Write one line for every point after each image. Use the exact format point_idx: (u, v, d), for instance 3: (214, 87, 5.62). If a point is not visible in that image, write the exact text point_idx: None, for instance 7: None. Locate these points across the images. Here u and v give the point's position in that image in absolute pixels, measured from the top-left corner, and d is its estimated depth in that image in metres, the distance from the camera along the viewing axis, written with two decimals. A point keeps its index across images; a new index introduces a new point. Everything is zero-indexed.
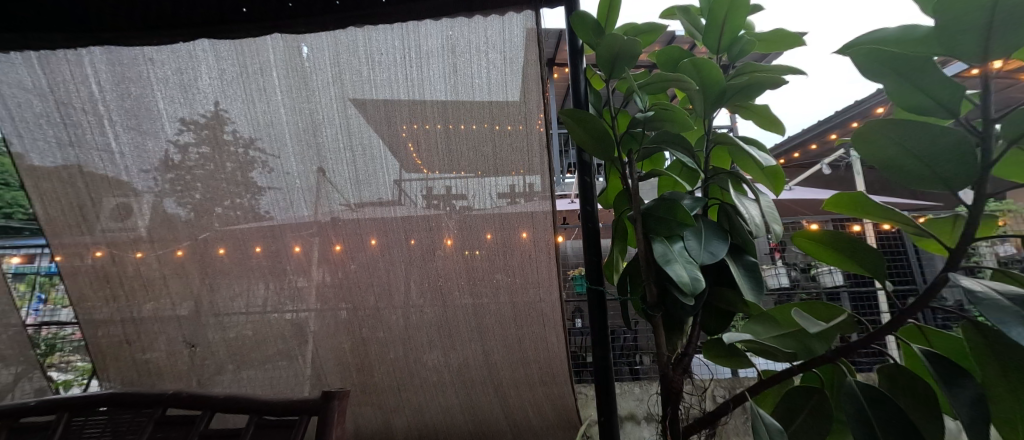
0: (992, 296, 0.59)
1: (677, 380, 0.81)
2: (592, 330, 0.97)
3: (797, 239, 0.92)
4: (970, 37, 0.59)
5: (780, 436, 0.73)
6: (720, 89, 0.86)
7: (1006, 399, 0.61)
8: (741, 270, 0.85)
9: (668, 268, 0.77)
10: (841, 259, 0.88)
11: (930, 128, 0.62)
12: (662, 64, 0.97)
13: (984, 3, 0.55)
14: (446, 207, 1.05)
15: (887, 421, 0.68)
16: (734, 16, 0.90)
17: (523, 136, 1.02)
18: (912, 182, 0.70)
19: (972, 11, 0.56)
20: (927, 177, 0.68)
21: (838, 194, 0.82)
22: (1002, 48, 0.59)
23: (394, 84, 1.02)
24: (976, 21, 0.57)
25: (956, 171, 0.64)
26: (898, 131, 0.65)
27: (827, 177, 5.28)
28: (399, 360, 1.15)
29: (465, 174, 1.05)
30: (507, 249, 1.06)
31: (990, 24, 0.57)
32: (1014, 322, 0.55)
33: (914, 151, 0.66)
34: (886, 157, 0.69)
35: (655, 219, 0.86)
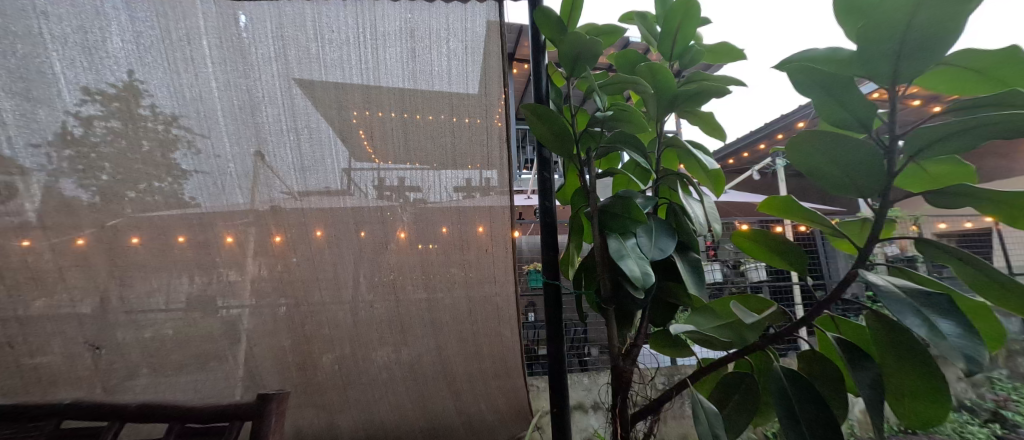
0: (893, 289, 0.69)
1: (627, 370, 0.85)
2: (547, 324, 0.98)
3: (734, 239, 1.00)
4: (882, 59, 0.67)
5: (717, 418, 0.79)
6: (672, 94, 0.91)
7: (896, 380, 0.71)
8: (684, 265, 0.91)
9: (621, 263, 0.80)
10: (771, 257, 0.97)
11: (848, 142, 0.71)
12: (619, 66, 1.01)
13: (897, 26, 0.63)
14: (400, 199, 1.01)
15: (806, 401, 0.76)
16: (687, 25, 0.96)
17: (482, 129, 1.01)
18: (829, 187, 0.80)
19: (887, 32, 0.64)
20: (844, 183, 0.77)
21: (769, 198, 0.90)
22: (907, 72, 0.68)
23: (345, 65, 0.96)
24: (887, 46, 0.66)
25: (868, 179, 0.74)
26: (824, 144, 0.73)
27: (755, 182, 5.81)
28: (345, 358, 1.09)
29: (420, 166, 1.02)
30: (464, 242, 1.04)
31: (900, 49, 0.65)
32: (910, 314, 0.64)
33: (836, 161, 0.74)
34: (812, 164, 0.78)
35: (611, 217, 0.89)
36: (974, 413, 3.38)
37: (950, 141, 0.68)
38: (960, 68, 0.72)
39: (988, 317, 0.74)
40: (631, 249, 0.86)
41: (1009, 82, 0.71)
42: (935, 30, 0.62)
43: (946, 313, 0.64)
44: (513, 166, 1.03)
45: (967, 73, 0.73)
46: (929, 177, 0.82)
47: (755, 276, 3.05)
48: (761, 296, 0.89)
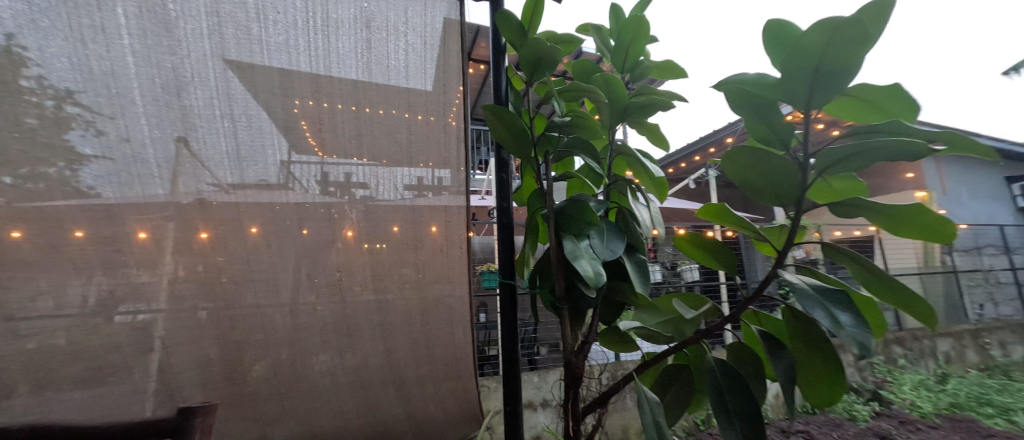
0: (804, 286, 0.79)
1: (579, 365, 0.88)
2: (502, 323, 0.99)
3: (676, 241, 1.07)
4: (800, 86, 0.77)
5: (659, 407, 0.85)
6: (624, 104, 0.96)
7: (806, 363, 0.82)
8: (632, 266, 0.97)
9: (575, 263, 0.82)
10: (707, 258, 1.06)
11: (771, 158, 0.80)
12: (576, 74, 1.05)
13: (813, 58, 0.73)
14: (346, 196, 0.96)
15: (733, 387, 0.84)
16: (638, 41, 1.02)
17: (438, 128, 1.01)
18: (755, 196, 0.89)
19: (804, 62, 0.74)
20: (766, 194, 0.87)
21: (706, 206, 0.99)
22: (820, 100, 0.78)
23: (292, 50, 0.89)
24: (805, 75, 0.75)
25: (786, 190, 0.84)
26: (753, 159, 0.81)
27: (690, 191, 6.29)
28: (282, 364, 1.01)
29: (370, 162, 0.97)
30: (417, 242, 1.02)
31: (814, 78, 0.76)
32: (820, 310, 0.74)
33: (761, 174, 0.84)
34: (742, 176, 0.87)
35: (566, 219, 0.92)
36: (858, 394, 3.93)
37: (849, 161, 0.80)
38: (856, 99, 0.85)
39: (874, 309, 0.87)
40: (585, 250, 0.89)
41: (892, 114, 0.85)
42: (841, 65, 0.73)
43: (846, 308, 0.74)
44: (470, 166, 1.04)
45: (861, 103, 0.86)
46: (833, 190, 0.95)
47: (689, 276, 3.30)
48: (697, 293, 0.98)
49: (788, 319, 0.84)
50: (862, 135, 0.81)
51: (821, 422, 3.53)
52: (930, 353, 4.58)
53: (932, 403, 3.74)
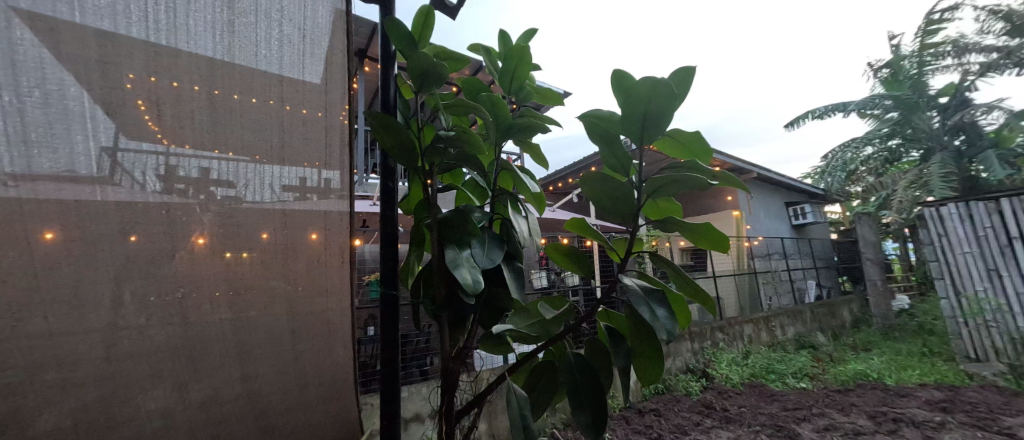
0: (636, 288, 0.93)
1: (457, 371, 0.92)
2: (382, 336, 0.94)
3: (546, 251, 1.18)
4: (633, 126, 0.92)
5: (525, 402, 0.91)
6: (508, 123, 1.02)
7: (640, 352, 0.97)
8: (510, 273, 1.00)
9: (455, 271, 0.82)
10: (569, 266, 1.19)
11: (613, 184, 0.94)
12: (466, 91, 1.07)
13: (640, 105, 0.88)
14: (199, 195, 0.76)
15: (586, 377, 0.95)
16: (522, 67, 1.10)
17: (320, 127, 0.88)
18: (605, 213, 1.03)
19: (634, 108, 0.89)
20: (613, 212, 1.01)
21: (572, 220, 1.13)
22: (650, 138, 0.94)
23: (118, 13, 0.67)
24: (636, 117, 0.90)
25: (625, 210, 0.99)
26: (598, 183, 0.95)
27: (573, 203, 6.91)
28: (89, 409, 0.75)
29: (233, 157, 0.80)
30: (290, 252, 0.87)
31: (643, 120, 0.91)
32: (645, 307, 0.89)
33: (606, 196, 0.98)
34: (593, 196, 1.00)
35: (449, 229, 0.92)
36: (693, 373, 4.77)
37: (670, 188, 0.97)
38: (672, 139, 1.03)
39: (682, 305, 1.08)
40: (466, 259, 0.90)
41: (698, 154, 1.06)
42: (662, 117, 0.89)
43: (661, 303, 0.91)
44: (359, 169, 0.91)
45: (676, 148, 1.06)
46: (658, 209, 1.13)
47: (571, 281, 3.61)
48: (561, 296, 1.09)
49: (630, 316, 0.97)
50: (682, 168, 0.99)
51: (666, 399, 4.20)
52: (740, 337, 5.80)
53: (739, 374, 4.76)
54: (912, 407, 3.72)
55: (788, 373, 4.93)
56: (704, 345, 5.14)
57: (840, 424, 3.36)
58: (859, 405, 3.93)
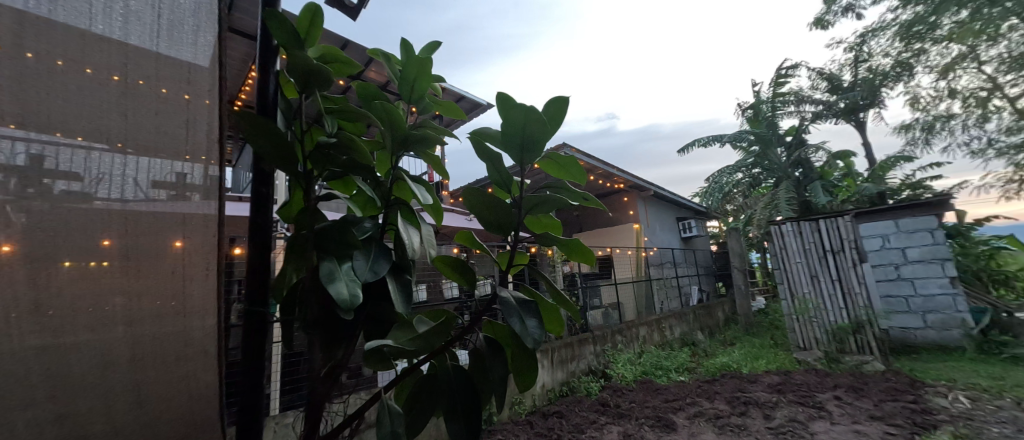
0: (510, 300, 0.94)
1: (322, 397, 0.84)
2: (242, 359, 0.81)
3: (433, 261, 1.12)
4: (513, 143, 0.98)
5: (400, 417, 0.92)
6: (402, 133, 1.02)
7: (514, 361, 1.04)
8: (396, 285, 0.97)
9: (330, 285, 0.76)
10: (455, 274, 1.11)
11: (492, 196, 0.96)
12: (361, 97, 1.07)
13: (517, 125, 0.95)
14: (31, 190, 0.51)
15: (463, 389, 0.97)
16: (422, 80, 1.12)
17: (198, 110, 0.65)
18: (490, 230, 1.01)
19: (513, 127, 0.95)
20: (495, 226, 1.00)
21: (461, 233, 1.18)
22: (529, 157, 1.00)
23: None
24: (515, 135, 0.97)
25: (506, 223, 0.98)
26: (480, 196, 0.96)
27: None
28: None
29: (77, 141, 0.55)
30: (157, 273, 0.62)
31: (521, 139, 0.97)
32: (516, 318, 0.90)
33: (488, 207, 0.97)
34: (476, 208, 0.99)
35: (328, 240, 0.86)
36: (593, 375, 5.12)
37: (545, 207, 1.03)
38: (552, 161, 1.08)
39: (555, 316, 1.08)
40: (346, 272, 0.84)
41: (573, 176, 1.11)
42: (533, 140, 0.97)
43: (532, 314, 0.93)
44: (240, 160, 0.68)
45: (557, 168, 1.11)
46: (541, 224, 1.14)
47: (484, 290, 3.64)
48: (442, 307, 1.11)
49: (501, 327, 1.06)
50: (556, 188, 1.07)
51: (567, 402, 4.46)
52: (635, 338, 6.24)
53: (633, 372, 5.20)
54: (757, 390, 4.36)
55: (674, 367, 5.51)
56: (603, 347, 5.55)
57: (706, 410, 3.88)
58: (719, 392, 4.45)
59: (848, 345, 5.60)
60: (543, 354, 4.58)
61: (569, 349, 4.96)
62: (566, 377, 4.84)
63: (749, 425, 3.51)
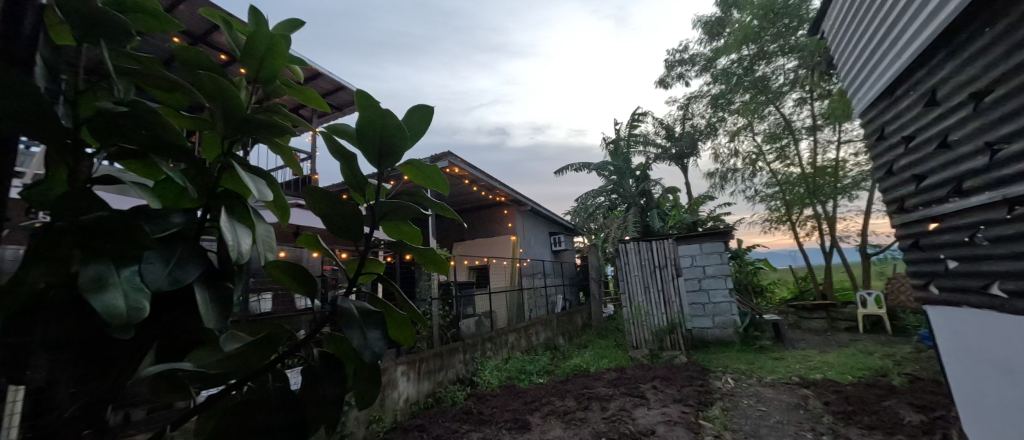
0: (352, 308, 0.87)
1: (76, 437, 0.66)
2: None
3: (267, 267, 0.93)
4: (370, 146, 0.90)
5: None
6: (241, 116, 0.79)
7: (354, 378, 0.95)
8: (208, 298, 0.75)
9: (95, 297, 0.58)
10: (293, 282, 0.97)
11: (338, 200, 0.87)
12: (182, 62, 0.82)
13: (375, 127, 0.88)
14: None
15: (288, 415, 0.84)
16: (274, 55, 0.92)
17: None
18: (333, 236, 0.91)
19: (371, 129, 0.88)
20: (340, 232, 0.91)
21: (304, 236, 1.00)
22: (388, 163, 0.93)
23: None
24: (372, 138, 0.89)
25: (353, 230, 0.90)
26: (324, 198, 0.87)
27: None
28: None
29: None
30: None
31: (380, 143, 0.90)
32: (356, 331, 0.83)
33: (333, 211, 0.88)
34: (320, 211, 0.90)
35: (103, 237, 0.64)
36: (458, 384, 5.11)
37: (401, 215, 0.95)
38: (417, 172, 1.02)
39: (404, 326, 1.03)
40: (127, 280, 0.64)
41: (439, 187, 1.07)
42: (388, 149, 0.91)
43: (376, 326, 0.87)
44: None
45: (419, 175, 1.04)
46: (398, 230, 1.08)
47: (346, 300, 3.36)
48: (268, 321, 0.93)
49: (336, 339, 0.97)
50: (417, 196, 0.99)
51: (429, 414, 4.36)
52: (505, 344, 6.49)
53: (498, 378, 5.34)
54: (599, 386, 4.90)
55: (535, 370, 5.83)
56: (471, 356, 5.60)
57: (557, 408, 4.21)
58: (570, 390, 4.88)
59: (664, 343, 6.80)
60: (408, 366, 4.39)
61: (437, 358, 4.85)
62: (432, 389, 4.71)
63: (590, 417, 3.92)
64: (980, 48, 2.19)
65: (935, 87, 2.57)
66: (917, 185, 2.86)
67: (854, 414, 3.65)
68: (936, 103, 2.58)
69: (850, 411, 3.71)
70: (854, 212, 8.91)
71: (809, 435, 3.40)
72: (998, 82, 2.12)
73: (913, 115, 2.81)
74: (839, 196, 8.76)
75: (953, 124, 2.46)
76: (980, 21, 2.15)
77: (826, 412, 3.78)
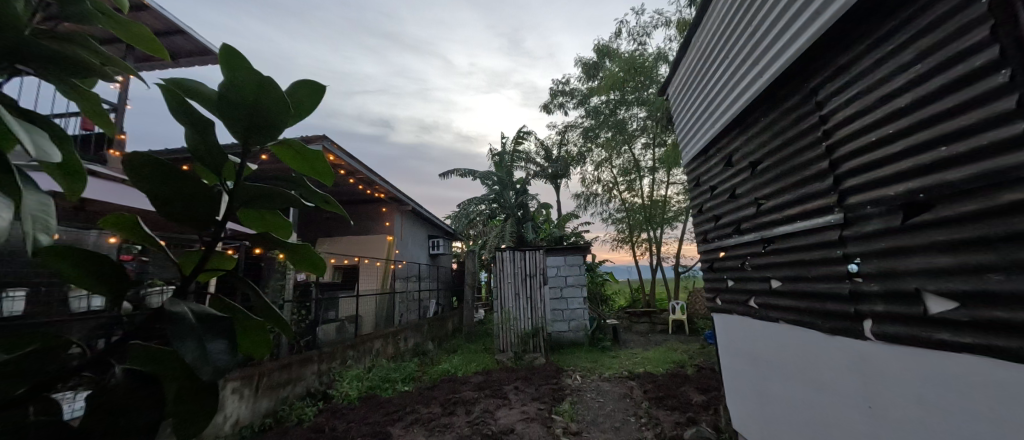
0: (186, 313, 0.65)
1: None
2: None
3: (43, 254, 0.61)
4: (236, 115, 0.70)
5: None
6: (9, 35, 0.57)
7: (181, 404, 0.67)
8: None
9: None
10: (89, 278, 0.63)
11: (182, 177, 0.67)
12: None
13: (245, 93, 0.68)
14: None
15: None
16: None
17: None
18: (170, 221, 0.70)
19: (239, 95, 0.69)
20: (180, 217, 0.71)
21: (112, 214, 0.71)
22: (258, 139, 0.73)
23: None
24: (239, 106, 0.69)
25: (198, 216, 0.71)
26: (160, 173, 0.67)
27: None
28: None
29: None
30: None
31: (250, 113, 0.70)
32: (191, 343, 0.62)
33: (174, 191, 0.69)
34: (152, 189, 0.68)
35: None
36: (308, 398, 4.56)
37: (268, 201, 0.77)
38: (293, 153, 0.85)
39: (261, 338, 0.84)
40: None
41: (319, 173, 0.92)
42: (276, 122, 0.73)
43: (223, 335, 0.67)
44: None
45: (297, 158, 0.86)
46: (262, 219, 0.89)
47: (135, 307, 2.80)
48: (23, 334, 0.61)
49: (151, 363, 0.67)
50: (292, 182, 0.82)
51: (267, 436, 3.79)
52: (368, 352, 6.00)
53: (357, 388, 4.89)
54: (464, 390, 4.92)
55: (399, 378, 5.53)
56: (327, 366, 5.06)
57: (420, 416, 4.08)
58: (435, 396, 4.77)
59: (528, 346, 7.23)
60: (241, 382, 3.75)
61: (283, 371, 4.27)
62: (272, 407, 4.11)
63: (454, 422, 3.89)
64: (759, 128, 2.34)
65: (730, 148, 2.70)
66: (714, 224, 3.04)
67: (660, 397, 4.39)
68: (729, 165, 2.76)
69: (659, 395, 4.46)
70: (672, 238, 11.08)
71: (632, 419, 3.96)
72: (765, 156, 2.30)
73: (712, 175, 3.03)
74: (666, 224, 10.69)
75: (739, 184, 2.61)
76: (760, 109, 2.31)
77: (643, 397, 4.50)
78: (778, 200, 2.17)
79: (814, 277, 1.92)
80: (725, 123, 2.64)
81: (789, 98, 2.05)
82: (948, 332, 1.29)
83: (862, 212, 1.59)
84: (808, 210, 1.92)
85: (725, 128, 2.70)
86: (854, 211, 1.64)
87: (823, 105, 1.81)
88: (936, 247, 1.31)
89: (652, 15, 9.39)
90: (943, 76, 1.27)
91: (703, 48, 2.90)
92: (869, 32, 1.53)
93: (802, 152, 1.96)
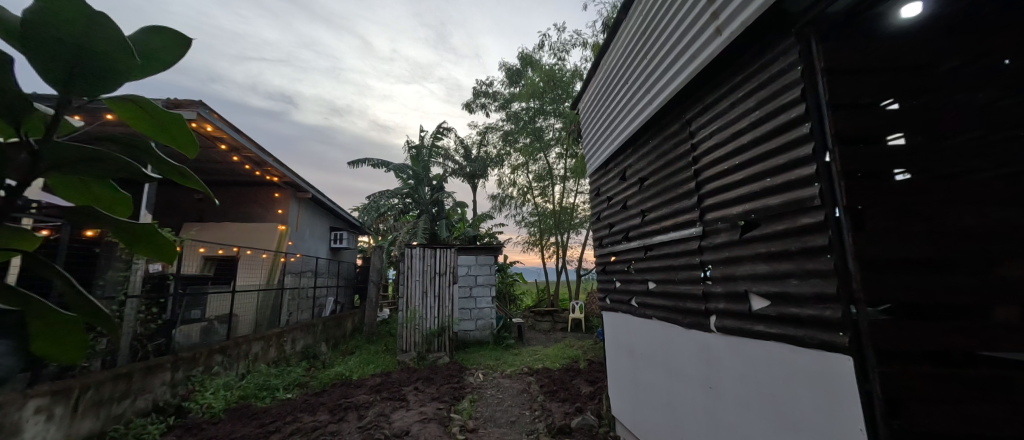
0: None
1: None
2: None
3: None
4: (51, 53, 0.55)
5: None
6: None
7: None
8: None
9: None
10: None
11: None
12: None
13: (61, 25, 0.53)
14: None
15: None
16: None
17: None
18: None
19: (52, 27, 0.53)
20: None
21: None
22: (83, 88, 0.58)
23: None
24: (56, 43, 0.54)
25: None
26: None
27: None
28: None
29: None
30: None
31: (70, 53, 0.55)
32: None
33: None
34: None
35: None
36: (157, 414, 3.90)
37: (100, 165, 0.63)
38: (138, 113, 0.71)
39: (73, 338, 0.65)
40: None
41: (175, 140, 0.77)
42: (99, 79, 0.58)
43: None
44: None
45: (148, 120, 0.73)
46: (87, 195, 0.70)
47: None
48: None
49: None
50: (134, 147, 0.69)
51: None
52: (243, 356, 5.42)
53: (225, 400, 4.26)
54: (358, 394, 4.65)
55: (281, 386, 4.98)
56: (189, 373, 4.39)
57: (303, 425, 3.75)
58: (324, 402, 4.44)
59: (432, 345, 7.12)
60: (53, 399, 3.11)
61: (120, 382, 3.61)
62: (101, 427, 3.44)
63: (342, 429, 3.66)
64: (646, 149, 2.65)
65: (624, 165, 3.02)
66: (608, 230, 3.36)
67: (554, 390, 4.67)
68: (623, 179, 3.07)
69: (553, 389, 4.74)
70: (579, 244, 11.78)
71: (527, 413, 4.15)
72: (650, 173, 2.61)
73: (609, 187, 3.34)
74: (573, 231, 11.39)
75: (629, 197, 2.92)
76: (648, 134, 2.63)
77: (540, 391, 4.75)
78: (658, 212, 2.48)
79: (679, 279, 2.23)
80: (621, 142, 2.95)
81: (670, 126, 2.37)
82: (763, 324, 1.62)
83: (715, 226, 1.90)
84: (677, 223, 2.24)
85: (621, 146, 3.02)
86: (710, 225, 1.94)
87: (694, 135, 2.12)
88: (759, 258, 1.63)
89: (571, 35, 9.86)
90: (771, 122, 1.58)
91: (609, 73, 3.20)
92: (728, 77, 1.85)
93: (677, 173, 2.27)
